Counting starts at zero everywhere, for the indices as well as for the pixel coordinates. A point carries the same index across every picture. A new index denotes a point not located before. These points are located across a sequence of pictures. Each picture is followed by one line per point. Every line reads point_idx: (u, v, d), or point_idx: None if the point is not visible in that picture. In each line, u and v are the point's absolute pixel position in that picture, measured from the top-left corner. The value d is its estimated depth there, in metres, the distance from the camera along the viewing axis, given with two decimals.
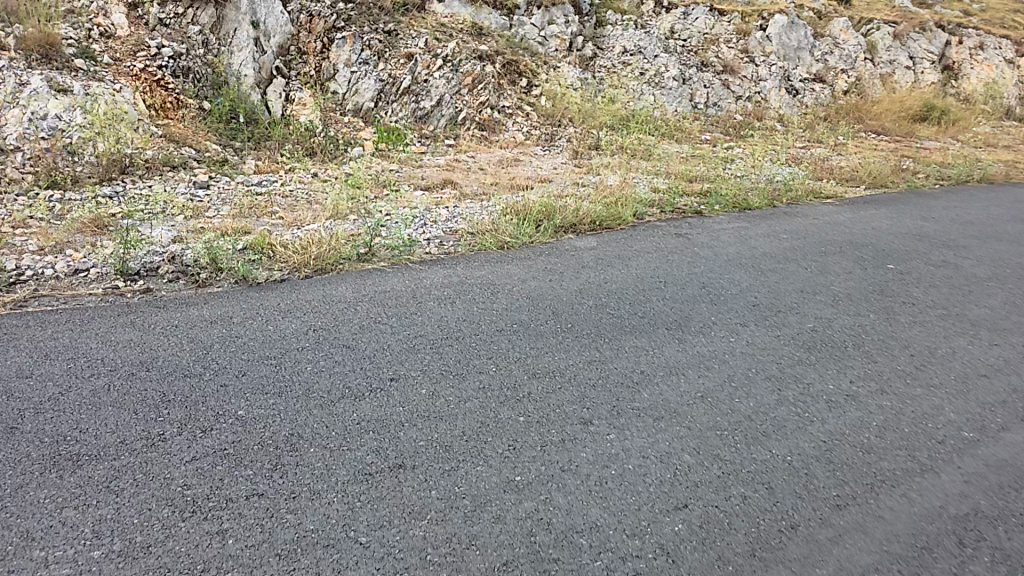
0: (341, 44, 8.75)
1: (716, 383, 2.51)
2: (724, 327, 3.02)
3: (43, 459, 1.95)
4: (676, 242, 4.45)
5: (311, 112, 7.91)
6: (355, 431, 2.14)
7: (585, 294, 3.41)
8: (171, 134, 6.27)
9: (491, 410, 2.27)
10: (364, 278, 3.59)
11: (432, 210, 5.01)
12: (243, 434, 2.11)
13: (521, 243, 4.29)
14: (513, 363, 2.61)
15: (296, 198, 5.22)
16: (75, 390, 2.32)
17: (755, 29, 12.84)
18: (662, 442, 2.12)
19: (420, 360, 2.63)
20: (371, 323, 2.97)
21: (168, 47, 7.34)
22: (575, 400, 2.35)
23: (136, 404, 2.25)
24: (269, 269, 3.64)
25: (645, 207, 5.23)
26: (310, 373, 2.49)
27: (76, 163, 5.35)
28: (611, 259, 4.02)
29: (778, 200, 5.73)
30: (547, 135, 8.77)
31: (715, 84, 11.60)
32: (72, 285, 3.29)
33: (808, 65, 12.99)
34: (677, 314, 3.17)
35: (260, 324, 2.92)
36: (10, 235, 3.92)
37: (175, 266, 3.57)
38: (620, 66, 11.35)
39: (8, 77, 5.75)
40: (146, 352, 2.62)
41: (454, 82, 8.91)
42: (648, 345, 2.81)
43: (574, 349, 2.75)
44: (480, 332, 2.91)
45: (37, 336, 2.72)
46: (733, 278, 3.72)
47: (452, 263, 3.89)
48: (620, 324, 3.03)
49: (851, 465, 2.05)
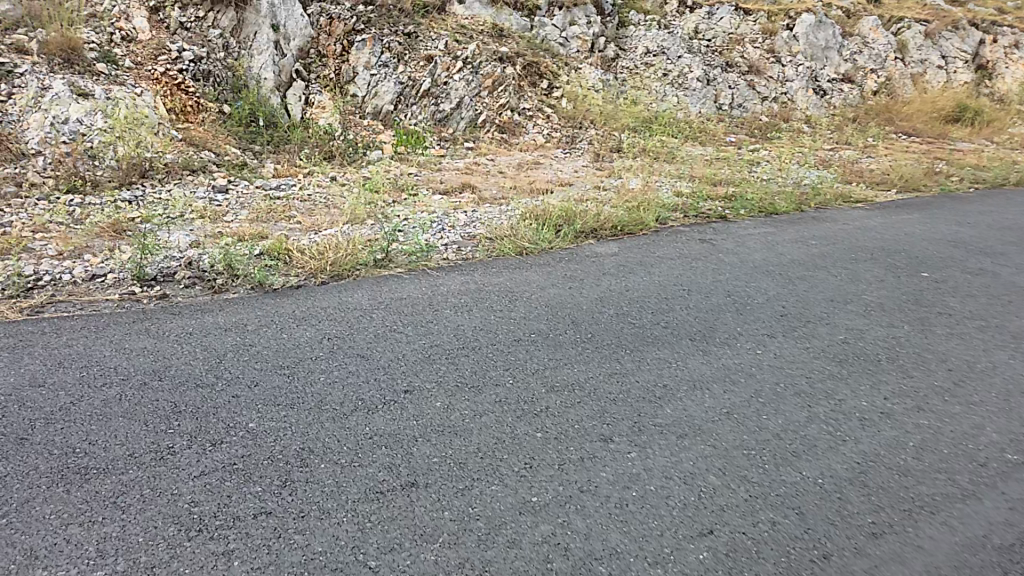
0: (360, 47, 8.75)
1: (743, 398, 2.40)
2: (751, 339, 2.92)
3: (51, 472, 1.91)
4: (700, 248, 4.33)
5: (331, 115, 7.91)
6: (368, 446, 2.07)
7: (606, 302, 3.32)
8: (192, 138, 6.30)
9: (507, 425, 2.19)
10: (381, 284, 3.54)
11: (451, 215, 4.96)
12: (253, 448, 2.05)
13: (540, 249, 4.22)
14: (531, 375, 2.54)
15: (314, 203, 5.21)
16: (87, 400, 2.29)
17: (782, 29, 12.63)
18: (686, 462, 2.02)
19: (436, 371, 2.56)
20: (386, 332, 2.91)
21: (189, 51, 7.38)
22: (594, 415, 2.26)
23: (147, 415, 2.21)
24: (285, 276, 3.61)
25: (668, 211, 5.12)
26: (324, 384, 2.44)
27: (96, 167, 5.38)
28: (632, 266, 3.93)
29: (806, 204, 5.58)
30: (568, 138, 8.69)
31: (740, 85, 11.41)
32: (89, 291, 3.29)
33: (836, 65, 12.73)
34: (702, 324, 3.07)
35: (274, 332, 2.88)
36: (29, 239, 3.94)
37: (192, 271, 3.56)
38: (643, 67, 11.24)
39: (30, 82, 5.83)
40: (159, 361, 2.59)
41: (474, 84, 8.87)
42: (671, 357, 2.72)
43: (594, 361, 2.67)
44: (497, 341, 2.84)
45: (51, 343, 2.70)
46: (759, 286, 3.61)
47: (470, 269, 3.83)
48: (642, 335, 2.93)
49: (888, 490, 1.94)
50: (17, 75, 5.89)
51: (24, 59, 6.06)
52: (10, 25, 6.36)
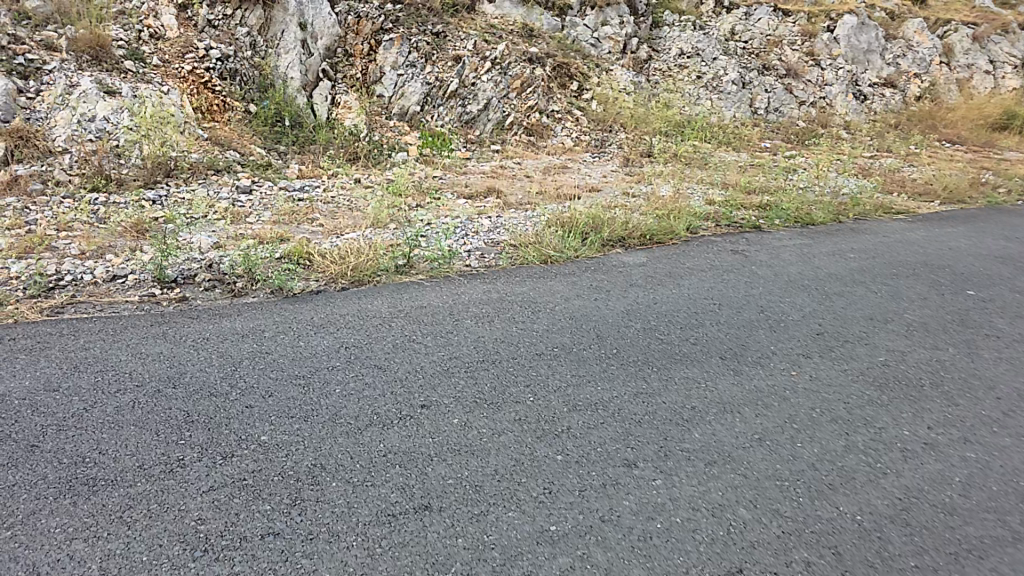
0: (388, 47, 8.72)
1: (776, 424, 2.30)
2: (785, 359, 2.81)
3: (59, 482, 1.86)
4: (731, 259, 4.21)
5: (356, 116, 7.91)
6: (381, 464, 1.99)
7: (632, 316, 3.22)
8: (217, 137, 6.34)
9: (527, 446, 2.11)
10: (403, 291, 3.48)
11: (475, 220, 4.89)
12: (264, 463, 1.98)
13: (566, 257, 4.12)
14: (553, 393, 2.44)
15: (338, 205, 5.18)
16: (99, 406, 2.25)
17: (822, 30, 12.35)
18: (714, 492, 1.91)
19: (454, 385, 2.48)
20: (406, 342, 2.84)
21: (216, 49, 7.43)
22: (618, 437, 2.16)
23: (159, 425, 2.16)
24: (306, 280, 3.58)
25: (699, 220, 4.99)
26: (339, 396, 2.37)
27: (122, 165, 5.40)
28: (661, 277, 3.82)
29: (843, 215, 5.40)
30: (597, 142, 8.57)
31: (776, 88, 11.18)
32: (110, 292, 3.28)
33: (877, 69, 12.40)
34: (733, 341, 2.96)
35: (292, 339, 2.83)
36: (53, 237, 3.97)
37: (212, 274, 3.55)
38: (676, 69, 11.07)
39: (58, 79, 5.92)
40: (175, 367, 2.55)
41: (503, 85, 8.81)
42: (700, 376, 2.61)
43: (619, 379, 2.57)
44: (519, 355, 2.76)
45: (68, 346, 2.68)
46: (794, 302, 3.48)
47: (493, 277, 3.75)
48: (670, 351, 2.83)
49: (931, 530, 1.81)
50: (46, 72, 5.97)
51: (54, 56, 6.15)
52: (40, 21, 6.44)
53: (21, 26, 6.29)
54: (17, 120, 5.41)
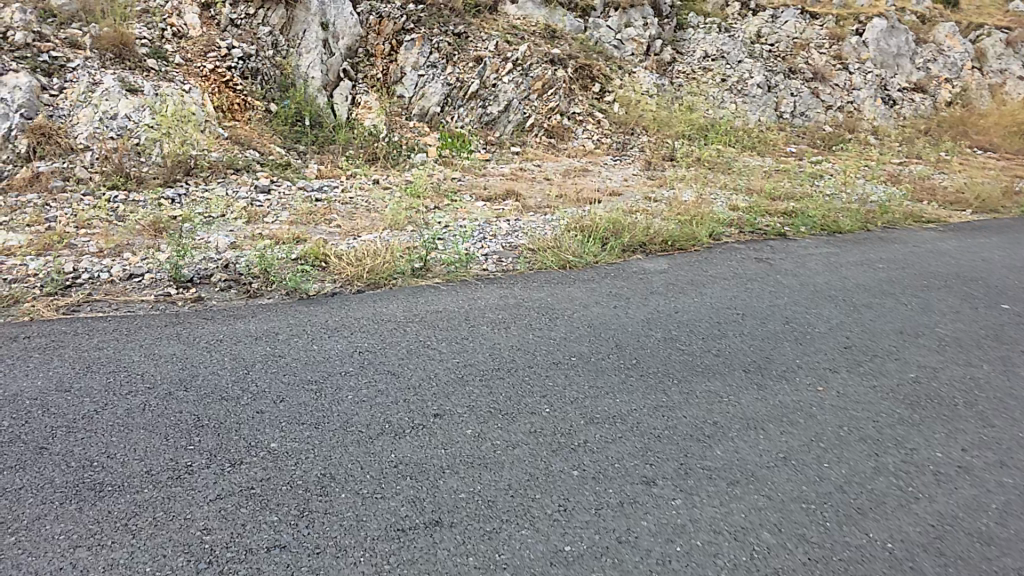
0: (409, 47, 8.71)
1: (802, 443, 2.21)
2: (810, 374, 2.73)
3: (66, 486, 1.83)
4: (755, 267, 4.11)
5: (376, 116, 7.90)
6: (391, 476, 1.93)
7: (652, 325, 3.15)
8: (237, 136, 6.36)
9: (542, 459, 2.04)
10: (418, 295, 3.43)
11: (493, 223, 4.83)
12: (273, 471, 1.93)
13: (584, 262, 4.05)
14: (570, 404, 2.38)
15: (356, 206, 5.15)
16: (110, 408, 2.23)
17: (850, 34, 12.14)
18: (736, 515, 1.83)
19: (469, 394, 2.42)
20: (421, 348, 2.79)
21: (238, 48, 7.47)
22: (637, 453, 2.09)
23: (169, 429, 2.13)
24: (321, 282, 3.55)
25: (722, 226, 4.88)
26: (351, 403, 2.32)
27: (143, 163, 5.43)
28: (683, 285, 3.74)
29: (871, 223, 5.27)
30: (619, 144, 8.48)
31: (803, 92, 11.00)
32: (126, 292, 3.28)
33: (906, 73, 12.16)
34: (756, 354, 2.88)
35: (306, 343, 2.80)
36: (72, 235, 3.98)
37: (228, 274, 3.54)
38: (700, 72, 10.94)
39: (82, 77, 5.98)
40: (187, 369, 2.52)
41: (524, 86, 8.75)
42: (722, 390, 2.54)
43: (638, 391, 2.49)
44: (535, 363, 2.69)
45: (82, 346, 2.67)
46: (820, 314, 3.39)
47: (510, 282, 3.69)
48: (691, 363, 2.76)
49: (967, 560, 1.71)
50: (70, 70, 6.03)
51: (78, 54, 6.21)
52: (65, 19, 6.50)
53: (47, 23, 6.37)
54: (41, 116, 5.46)
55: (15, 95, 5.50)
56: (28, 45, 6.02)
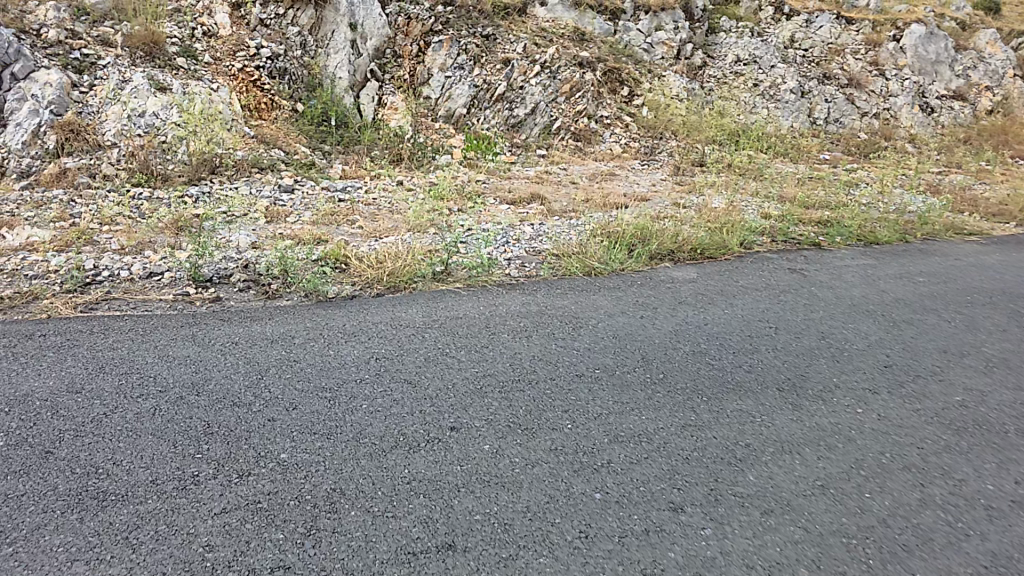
0: (437, 48, 8.66)
1: (841, 470, 2.08)
2: (849, 394, 2.58)
3: (68, 494, 1.77)
4: (788, 278, 3.96)
5: (402, 117, 7.86)
6: (404, 493, 1.83)
7: (681, 337, 3.02)
8: (263, 135, 6.35)
9: (562, 480, 1.93)
10: (438, 300, 3.34)
11: (517, 227, 4.73)
12: (282, 485, 1.85)
13: (610, 269, 3.94)
14: (593, 420, 2.27)
15: (379, 207, 5.10)
16: (119, 412, 2.17)
17: (888, 39, 11.83)
18: (771, 548, 1.70)
19: (487, 406, 2.32)
20: (439, 355, 2.70)
21: (267, 48, 7.49)
22: (663, 476, 1.97)
23: (177, 436, 2.06)
24: (341, 284, 3.49)
25: (754, 235, 4.73)
26: (365, 413, 2.24)
27: (168, 160, 5.44)
28: (712, 295, 3.60)
29: (909, 234, 5.07)
30: (647, 149, 8.34)
31: (838, 98, 10.73)
32: (144, 290, 3.25)
33: (945, 80, 11.82)
34: (791, 371, 2.75)
35: (322, 347, 2.72)
36: (95, 231, 3.98)
37: (247, 274, 3.50)
38: (732, 77, 10.74)
39: (112, 74, 6.02)
40: (200, 372, 2.46)
41: (551, 89, 8.64)
42: (755, 410, 2.41)
43: (665, 408, 2.37)
44: (557, 376, 2.58)
45: (97, 345, 2.63)
46: (858, 329, 3.23)
47: (533, 288, 3.59)
48: (721, 379, 2.63)
49: None
50: (100, 67, 6.08)
51: (109, 51, 6.27)
52: (98, 17, 6.57)
53: (80, 22, 6.44)
54: (70, 113, 5.50)
55: (45, 92, 5.56)
56: (61, 43, 6.09)
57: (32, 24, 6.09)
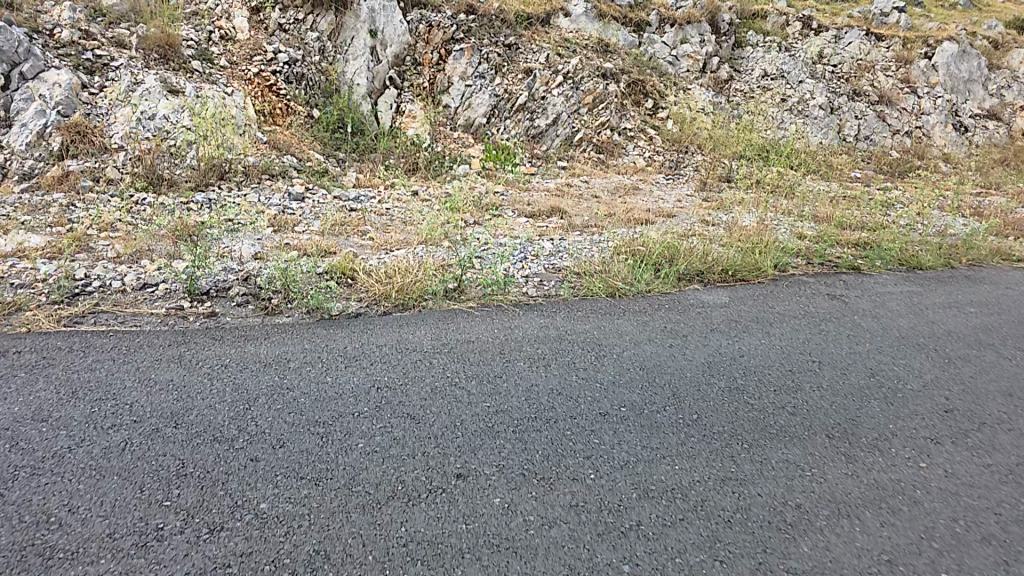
0: (458, 56, 8.46)
1: (909, 541, 1.77)
2: (908, 445, 2.27)
3: (10, 549, 1.53)
4: (828, 305, 3.65)
5: (420, 125, 7.67)
6: (399, 559, 1.56)
7: (714, 370, 2.74)
8: (276, 141, 6.17)
9: (584, 546, 1.65)
10: (448, 321, 3.09)
11: (536, 242, 4.48)
12: (258, 543, 1.59)
13: (635, 290, 3.66)
14: (619, 469, 1.99)
15: (391, 218, 4.88)
16: (85, 447, 1.94)
17: (920, 56, 11.44)
18: None
19: (499, 449, 2.05)
20: (447, 386, 2.44)
21: (285, 53, 7.33)
22: (701, 545, 1.69)
23: (146, 478, 1.82)
24: (346, 300, 3.24)
25: (789, 257, 4.42)
26: (361, 454, 1.98)
27: (176, 165, 5.25)
28: (746, 323, 3.31)
29: (954, 260, 4.73)
30: (671, 162, 8.05)
31: (869, 115, 10.37)
32: (136, 302, 3.03)
33: (979, 99, 11.45)
34: (841, 415, 2.44)
35: (319, 374, 2.47)
36: (91, 238, 3.79)
37: (247, 287, 3.27)
38: (759, 91, 10.42)
39: (124, 76, 5.88)
40: (181, 401, 2.22)
41: (574, 99, 8.40)
42: (804, 461, 2.12)
43: (700, 457, 2.09)
44: (578, 414, 2.31)
45: (73, 366, 2.41)
46: (910, 366, 2.92)
47: (552, 310, 3.32)
48: (763, 423, 2.33)
49: None
50: (112, 68, 5.94)
51: (122, 53, 6.13)
52: (114, 18, 6.46)
53: (96, 22, 6.32)
54: (79, 114, 5.34)
55: (54, 92, 5.40)
56: (74, 43, 5.95)
57: (46, 24, 5.96)
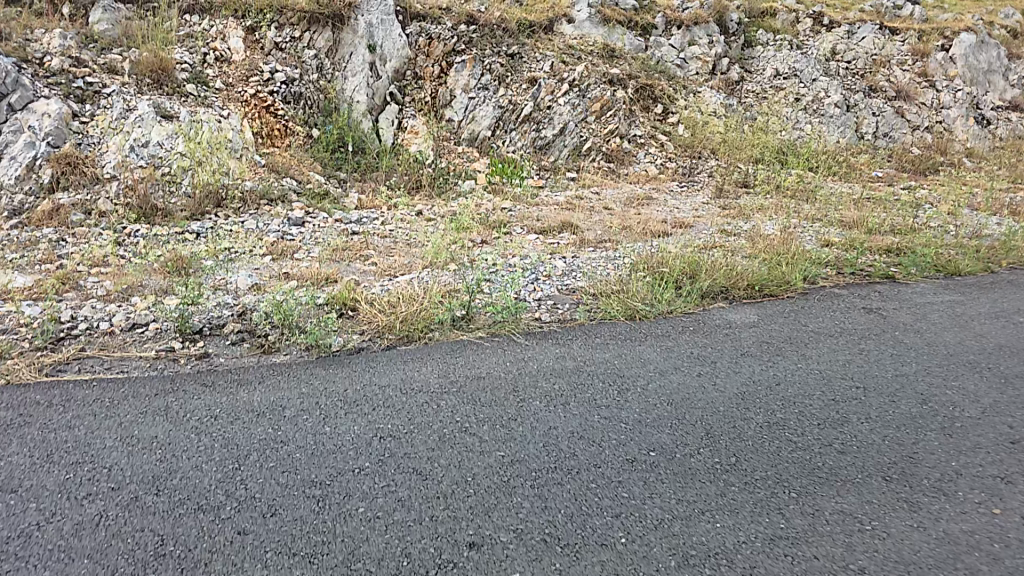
0: (459, 68, 8.27)
1: None
2: (977, 486, 2.01)
3: None
4: (865, 320, 3.39)
5: (423, 141, 7.50)
6: None
7: (749, 402, 2.49)
8: (275, 163, 6.00)
9: None
10: (456, 355, 2.87)
11: (548, 262, 4.25)
12: None
13: (656, 312, 3.42)
14: (653, 530, 1.76)
15: (395, 240, 4.69)
16: (55, 523, 1.73)
17: (936, 49, 11.11)
18: None
19: (517, 510, 1.83)
20: (456, 433, 2.21)
21: (281, 72, 7.20)
22: None
23: (121, 560, 1.61)
24: (347, 335, 3.04)
25: (817, 267, 4.17)
26: (361, 522, 1.76)
27: (171, 194, 5.09)
28: (779, 345, 3.05)
29: (993, 264, 4.45)
30: (684, 169, 7.83)
31: (886, 112, 10.08)
32: (124, 345, 2.85)
33: (998, 91, 11.15)
34: (896, 452, 2.19)
35: (315, 424, 2.25)
36: (81, 275, 3.62)
37: (242, 324, 3.07)
38: (772, 91, 10.14)
39: (116, 102, 5.74)
40: (164, 463, 2.01)
41: (581, 108, 8.20)
42: (862, 512, 1.87)
43: (744, 511, 1.85)
44: (603, 462, 2.07)
45: (49, 424, 2.21)
46: (964, 390, 2.65)
47: (568, 338, 3.09)
48: (811, 466, 2.09)
49: None
50: (104, 96, 5.81)
51: (114, 79, 6.01)
52: (106, 44, 6.36)
53: (87, 49, 6.21)
54: (69, 145, 5.22)
55: (44, 123, 5.28)
56: (64, 72, 5.84)
57: (35, 53, 5.86)
